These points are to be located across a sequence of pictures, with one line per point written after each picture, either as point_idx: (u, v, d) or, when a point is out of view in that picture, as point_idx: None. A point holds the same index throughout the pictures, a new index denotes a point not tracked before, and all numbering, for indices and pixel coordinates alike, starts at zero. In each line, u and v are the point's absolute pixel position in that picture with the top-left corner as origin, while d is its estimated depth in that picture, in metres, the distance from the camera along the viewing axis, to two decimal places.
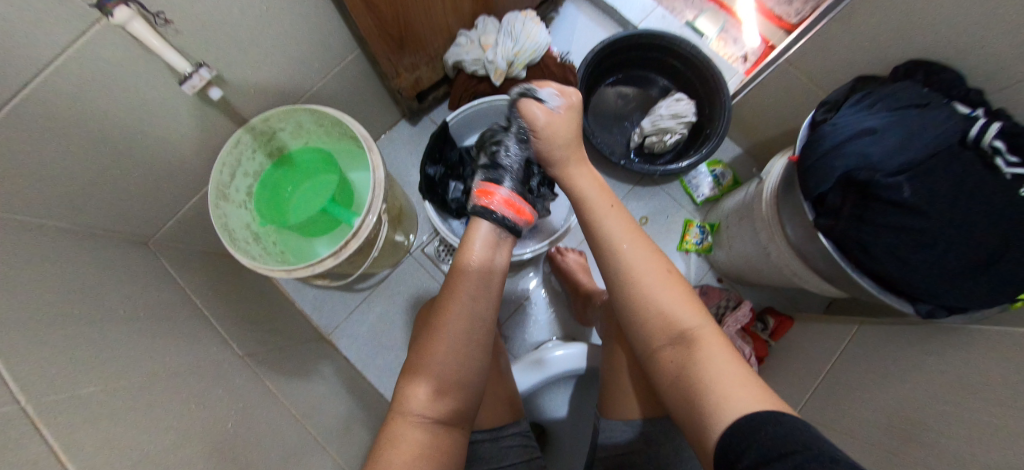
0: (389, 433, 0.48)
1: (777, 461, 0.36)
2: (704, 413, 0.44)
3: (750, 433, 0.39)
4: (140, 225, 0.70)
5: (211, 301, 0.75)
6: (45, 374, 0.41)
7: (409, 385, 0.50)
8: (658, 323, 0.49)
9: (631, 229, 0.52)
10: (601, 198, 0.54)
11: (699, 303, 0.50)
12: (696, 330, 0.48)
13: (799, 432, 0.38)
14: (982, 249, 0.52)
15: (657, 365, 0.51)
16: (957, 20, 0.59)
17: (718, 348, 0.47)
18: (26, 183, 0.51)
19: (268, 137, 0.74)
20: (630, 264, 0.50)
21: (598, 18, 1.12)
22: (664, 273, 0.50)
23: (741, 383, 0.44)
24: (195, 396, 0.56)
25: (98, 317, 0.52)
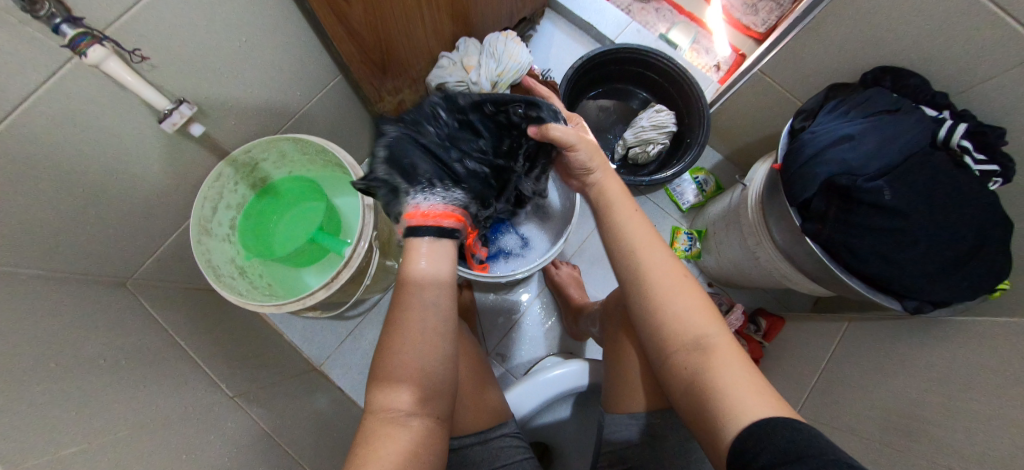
0: (370, 433, 0.46)
1: (795, 463, 0.36)
2: (718, 419, 0.44)
3: (766, 436, 0.39)
4: (119, 265, 0.67)
5: (197, 341, 0.72)
6: (27, 434, 0.38)
7: (387, 385, 0.48)
8: (672, 326, 0.48)
9: (650, 234, 0.52)
10: (624, 202, 0.54)
11: (714, 311, 0.49)
12: (711, 336, 0.47)
13: (811, 434, 0.39)
14: (962, 246, 0.55)
15: (665, 367, 0.50)
16: (917, 29, 0.62)
17: (731, 355, 0.46)
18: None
19: (251, 168, 0.72)
20: (640, 265, 0.50)
21: (575, 35, 1.14)
22: (677, 279, 0.49)
23: (755, 391, 0.44)
24: (187, 445, 0.53)
25: (80, 368, 0.50)
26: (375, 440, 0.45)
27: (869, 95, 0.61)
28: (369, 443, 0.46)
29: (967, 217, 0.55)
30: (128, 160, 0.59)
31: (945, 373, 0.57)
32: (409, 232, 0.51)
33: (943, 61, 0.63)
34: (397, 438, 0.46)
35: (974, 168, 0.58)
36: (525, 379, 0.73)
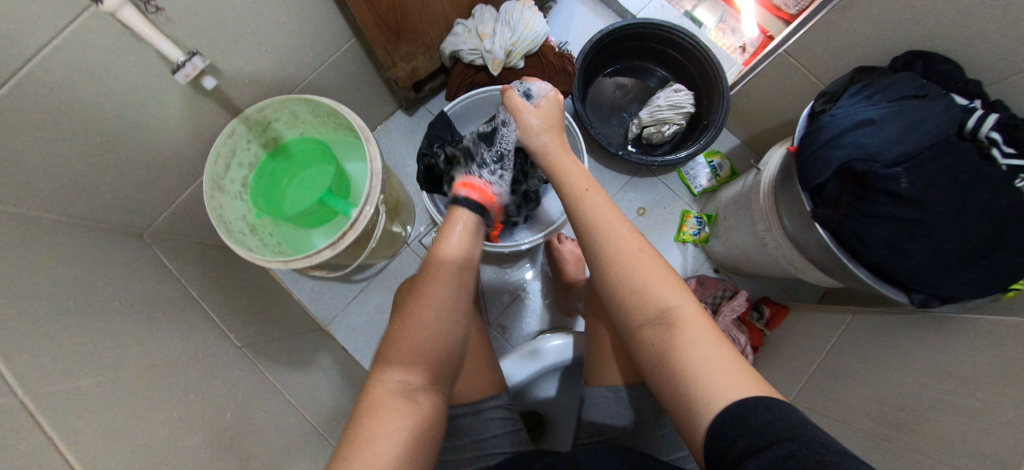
0: (370, 401, 0.46)
1: (769, 449, 0.36)
2: (689, 399, 0.44)
3: (739, 416, 0.39)
4: (135, 216, 0.69)
5: (209, 293, 0.75)
6: (44, 366, 0.41)
7: (394, 356, 0.49)
8: (636, 300, 0.49)
9: (612, 212, 0.53)
10: (579, 183, 0.56)
11: (681, 285, 0.50)
12: (677, 310, 0.48)
13: (789, 416, 0.38)
14: (978, 241, 0.53)
15: (637, 345, 0.50)
16: (958, 12, 0.59)
17: (702, 331, 0.46)
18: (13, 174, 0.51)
19: (264, 127, 0.73)
20: (601, 242, 0.51)
21: (597, 8, 1.11)
22: (637, 251, 0.51)
23: (725, 370, 0.43)
24: (197, 388, 0.56)
25: (94, 310, 0.52)
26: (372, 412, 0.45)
27: (896, 79, 0.58)
28: (370, 410, 0.46)
29: (987, 212, 0.53)
30: (144, 113, 0.60)
31: (948, 370, 0.56)
32: (455, 201, 0.56)
33: (983, 47, 0.59)
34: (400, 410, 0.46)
35: (1002, 162, 0.56)
36: (524, 348, 0.74)
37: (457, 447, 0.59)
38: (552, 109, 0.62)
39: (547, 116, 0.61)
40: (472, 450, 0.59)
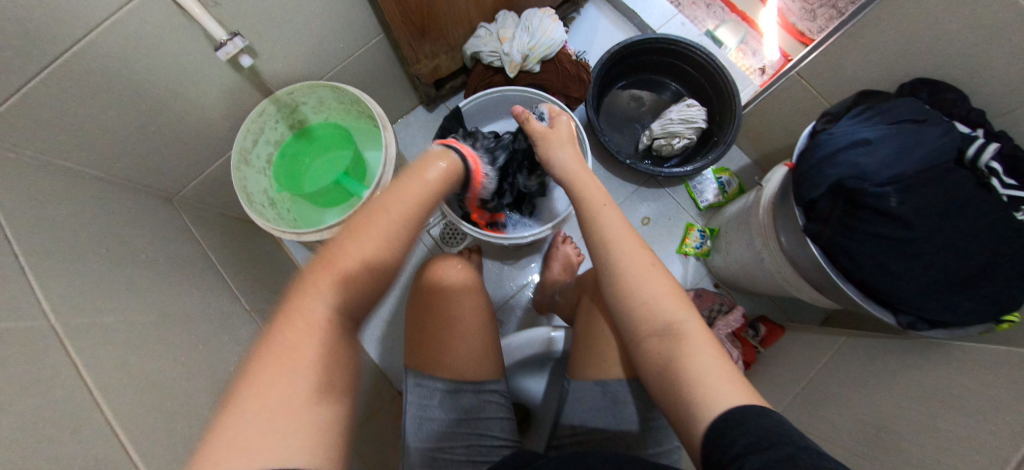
0: (259, 383, 0.34)
1: (768, 450, 0.37)
2: (692, 407, 0.44)
3: (740, 423, 0.40)
4: (167, 181, 0.75)
5: (225, 258, 0.80)
6: (73, 298, 0.45)
7: (297, 326, 0.38)
8: (644, 313, 0.50)
9: (623, 225, 0.55)
10: (596, 197, 0.58)
11: (687, 300, 0.51)
12: (683, 324, 0.49)
13: (784, 425, 0.39)
14: (963, 266, 0.54)
15: (642, 355, 0.51)
16: (966, 43, 0.60)
17: (706, 344, 0.47)
18: (60, 129, 0.57)
19: (291, 110, 0.78)
20: (614, 254, 0.53)
21: (619, 22, 1.14)
22: (646, 265, 0.52)
23: (727, 380, 0.45)
24: (205, 340, 0.61)
25: (121, 258, 0.57)
26: (286, 348, 0.36)
27: (896, 104, 0.60)
28: (258, 393, 0.34)
29: (974, 241, 0.55)
30: (185, 87, 0.66)
31: (932, 394, 0.56)
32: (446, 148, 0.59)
33: (990, 78, 0.60)
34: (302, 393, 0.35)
35: (1003, 192, 0.57)
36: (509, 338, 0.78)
37: (453, 422, 0.59)
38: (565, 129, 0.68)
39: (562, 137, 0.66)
40: (465, 428, 0.60)
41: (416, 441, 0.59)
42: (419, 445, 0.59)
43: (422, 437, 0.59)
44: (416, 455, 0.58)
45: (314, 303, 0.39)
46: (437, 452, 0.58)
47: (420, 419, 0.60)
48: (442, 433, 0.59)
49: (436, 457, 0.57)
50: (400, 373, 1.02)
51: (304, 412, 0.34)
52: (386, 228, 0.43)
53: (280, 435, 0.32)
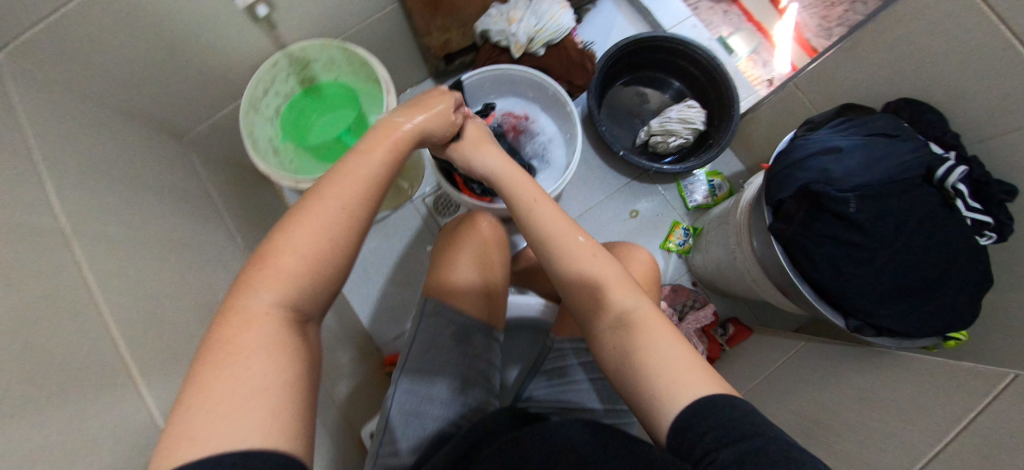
0: (225, 343, 0.34)
1: (741, 443, 0.36)
2: (653, 401, 0.43)
3: (707, 413, 0.39)
4: (179, 119, 0.80)
5: (225, 199, 0.85)
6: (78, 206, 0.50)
7: (251, 285, 0.37)
8: (597, 303, 0.52)
9: (560, 217, 0.56)
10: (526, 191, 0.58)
11: (635, 287, 0.53)
12: (632, 311, 0.50)
13: (750, 414, 0.38)
14: (913, 276, 0.57)
15: (602, 352, 0.51)
16: (952, 67, 0.62)
17: (658, 328, 0.48)
18: (83, 56, 0.61)
19: (303, 65, 0.83)
20: (558, 245, 0.54)
21: (633, 18, 1.17)
22: (587, 254, 0.54)
23: (687, 369, 0.44)
24: (197, 266, 0.65)
25: (126, 182, 0.62)
26: (225, 344, 0.33)
27: (877, 118, 0.62)
28: (222, 359, 0.33)
29: (930, 258, 0.57)
30: (204, 30, 0.70)
31: (868, 396, 0.59)
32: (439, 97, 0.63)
33: (970, 104, 0.62)
34: (270, 350, 0.34)
35: (966, 215, 0.58)
36: None
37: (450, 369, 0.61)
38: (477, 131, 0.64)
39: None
40: (461, 364, 0.62)
41: (411, 360, 0.61)
42: (413, 365, 0.60)
43: (419, 360, 0.61)
44: (407, 374, 0.60)
45: (254, 296, 0.36)
46: (428, 378, 0.59)
47: (425, 341, 0.62)
48: (438, 362, 0.61)
49: (425, 382, 0.59)
50: (381, 330, 1.07)
51: (261, 396, 0.32)
52: (328, 210, 0.41)
53: (229, 421, 0.29)
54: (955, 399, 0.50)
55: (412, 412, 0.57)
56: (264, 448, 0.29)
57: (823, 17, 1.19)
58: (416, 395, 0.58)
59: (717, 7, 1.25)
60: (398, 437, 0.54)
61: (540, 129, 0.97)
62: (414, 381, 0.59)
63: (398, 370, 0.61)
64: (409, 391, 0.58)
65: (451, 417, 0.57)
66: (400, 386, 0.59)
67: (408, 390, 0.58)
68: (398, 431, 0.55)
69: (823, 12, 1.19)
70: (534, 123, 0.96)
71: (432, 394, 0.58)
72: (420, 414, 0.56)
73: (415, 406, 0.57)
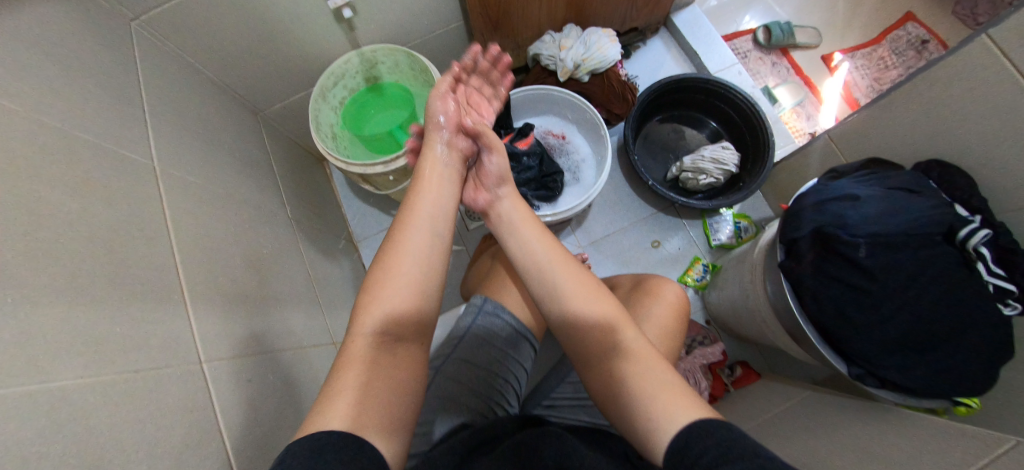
0: (342, 360, 0.43)
1: (735, 462, 0.34)
2: (649, 432, 0.42)
3: (702, 437, 0.38)
4: (259, 98, 0.92)
5: (283, 171, 0.95)
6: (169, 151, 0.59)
7: (359, 313, 0.45)
8: (593, 335, 0.50)
9: (556, 246, 0.56)
10: (528, 223, 0.58)
11: (626, 316, 0.51)
12: (629, 343, 0.49)
13: (744, 435, 0.37)
14: (925, 333, 0.57)
15: (599, 385, 0.50)
16: (985, 135, 0.63)
17: (652, 360, 0.47)
18: (195, 33, 0.73)
19: (371, 65, 0.93)
20: (551, 276, 0.53)
21: (680, 60, 1.22)
22: (584, 282, 0.53)
23: (680, 399, 0.43)
24: (250, 221, 0.74)
25: (207, 140, 0.72)
26: (346, 361, 0.43)
27: (901, 175, 0.65)
28: (339, 372, 0.42)
29: (943, 316, 0.56)
30: (295, 24, 0.81)
31: (864, 446, 0.58)
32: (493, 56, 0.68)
33: (999, 173, 0.62)
34: (365, 369, 0.42)
35: (988, 279, 0.58)
36: None
37: (483, 369, 0.64)
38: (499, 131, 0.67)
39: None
40: (505, 366, 0.66)
41: (463, 351, 0.66)
42: (464, 354, 0.65)
43: (471, 351, 0.65)
44: (457, 362, 0.64)
45: (362, 323, 0.45)
46: (475, 371, 0.64)
47: (480, 337, 0.67)
48: (487, 359, 0.65)
49: (472, 373, 0.63)
50: None
51: (348, 400, 0.39)
52: (409, 255, 0.48)
53: (337, 412, 0.38)
54: (947, 458, 0.49)
55: (454, 396, 0.60)
56: (344, 437, 0.36)
57: (874, 79, 1.22)
58: (461, 383, 0.62)
59: (766, 58, 1.28)
60: (434, 418, 0.57)
61: (575, 148, 1.03)
62: (462, 370, 0.64)
63: (449, 356, 0.66)
64: (455, 377, 0.63)
65: (486, 411, 0.61)
66: (448, 371, 0.63)
67: (455, 376, 0.63)
68: (436, 412, 0.58)
69: (874, 74, 1.22)
70: (569, 142, 1.04)
71: (474, 385, 0.62)
72: (461, 401, 0.60)
73: (458, 392, 0.61)
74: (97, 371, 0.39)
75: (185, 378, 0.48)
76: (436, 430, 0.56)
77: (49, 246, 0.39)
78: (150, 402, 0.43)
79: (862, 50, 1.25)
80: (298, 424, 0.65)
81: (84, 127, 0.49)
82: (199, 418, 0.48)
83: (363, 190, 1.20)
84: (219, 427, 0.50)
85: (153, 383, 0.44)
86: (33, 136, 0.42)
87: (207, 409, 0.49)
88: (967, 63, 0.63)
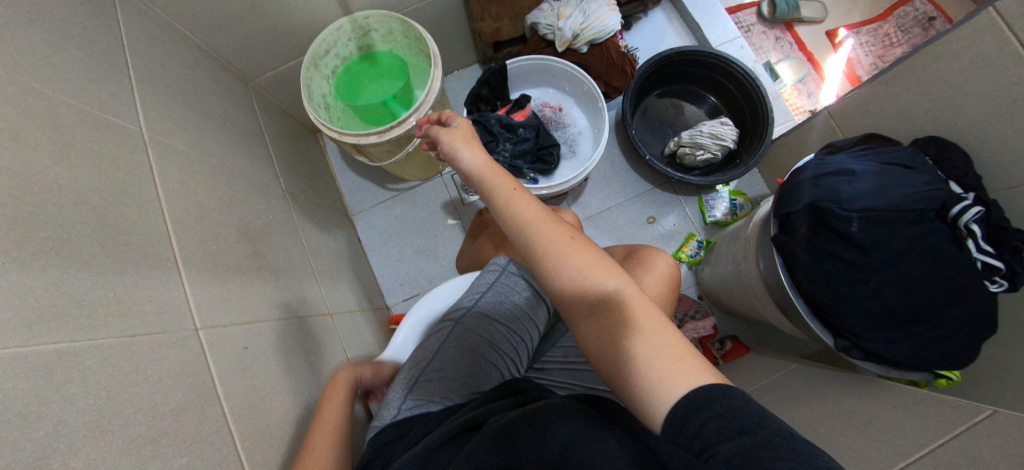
0: None
1: (743, 434, 0.33)
2: (642, 395, 0.40)
3: (706, 403, 0.36)
4: (248, 67, 0.90)
5: (276, 142, 0.94)
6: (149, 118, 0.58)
7: None
8: (579, 293, 0.47)
9: (534, 204, 0.51)
10: (502, 181, 0.53)
11: (616, 267, 0.47)
12: (617, 300, 0.45)
13: (749, 403, 0.35)
14: (912, 306, 0.58)
15: (590, 346, 0.47)
16: (984, 111, 0.62)
17: (645, 317, 0.44)
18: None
19: (364, 33, 0.90)
20: (534, 233, 0.49)
21: (681, 32, 1.20)
22: (566, 238, 0.48)
23: (678, 357, 0.40)
24: (243, 192, 0.73)
25: (196, 109, 0.71)
26: None
27: (898, 150, 0.65)
28: None
29: (930, 291, 0.57)
30: None
31: (848, 414, 0.59)
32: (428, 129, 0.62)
33: (997, 149, 0.62)
34: None
35: (976, 256, 0.58)
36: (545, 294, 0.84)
37: (495, 326, 0.66)
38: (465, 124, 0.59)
39: (455, 134, 0.58)
40: (521, 325, 0.68)
41: (483, 306, 0.67)
42: (483, 309, 0.67)
43: (491, 307, 0.68)
44: (477, 315, 0.66)
45: None
46: (493, 324, 0.66)
47: (501, 295, 0.69)
48: (506, 315, 0.67)
49: (490, 326, 0.65)
50: (394, 289, 1.15)
51: None
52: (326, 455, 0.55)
53: None
54: (930, 425, 0.51)
55: (470, 347, 0.62)
56: None
57: (878, 56, 1.20)
58: (479, 335, 0.64)
59: (770, 32, 1.26)
60: (450, 366, 0.60)
61: (572, 121, 1.02)
62: (482, 322, 0.66)
63: (469, 309, 0.67)
64: (473, 329, 0.65)
65: (500, 363, 0.63)
66: (468, 323, 0.65)
67: (473, 329, 0.65)
68: (453, 361, 0.61)
69: (879, 51, 1.20)
70: (566, 114, 1.02)
71: (492, 338, 0.64)
72: (479, 352, 0.62)
73: (475, 344, 0.63)
74: (91, 335, 0.39)
75: (181, 343, 0.49)
76: (453, 378, 0.59)
77: (38, 211, 0.39)
78: (147, 366, 0.44)
79: (868, 25, 1.22)
80: (295, 391, 0.66)
81: (70, 92, 0.48)
82: (196, 383, 0.48)
83: (358, 163, 1.19)
84: (217, 392, 0.51)
85: (149, 348, 0.45)
86: (18, 98, 0.41)
87: (204, 374, 0.50)
88: (972, 37, 0.62)
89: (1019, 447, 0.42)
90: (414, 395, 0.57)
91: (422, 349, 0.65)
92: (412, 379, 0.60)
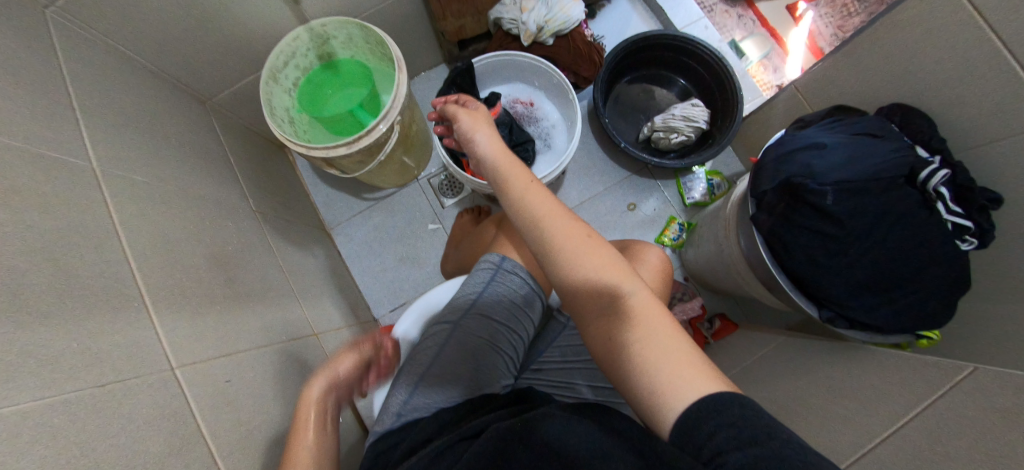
0: None
1: (755, 445, 0.33)
2: (653, 400, 0.39)
3: (717, 412, 0.35)
4: (203, 86, 0.86)
5: (241, 162, 0.90)
6: (97, 152, 0.55)
7: None
8: (591, 292, 0.46)
9: (548, 198, 0.50)
10: (519, 175, 0.52)
11: (628, 268, 0.47)
12: (628, 300, 0.45)
13: (760, 413, 0.35)
14: (891, 273, 0.59)
15: (596, 346, 0.46)
16: (942, 75, 0.64)
17: (654, 318, 0.43)
18: (119, 20, 0.67)
19: (322, 41, 0.87)
20: (547, 229, 0.48)
21: (646, 16, 1.20)
22: (581, 235, 0.48)
23: (688, 362, 0.40)
24: (211, 218, 0.70)
25: (150, 136, 0.67)
26: None
27: (865, 120, 0.66)
28: None
29: (906, 256, 0.59)
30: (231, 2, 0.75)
31: (837, 383, 0.61)
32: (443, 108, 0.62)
33: (956, 111, 0.64)
34: None
35: (945, 218, 0.59)
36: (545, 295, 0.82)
37: (495, 328, 0.64)
38: (481, 114, 0.60)
39: (475, 117, 0.58)
40: (518, 324, 0.67)
41: (483, 305, 0.65)
42: (483, 310, 0.65)
43: (490, 307, 0.65)
44: (476, 315, 0.64)
45: None
46: (492, 323, 0.64)
47: (500, 293, 0.67)
48: (507, 313, 0.66)
49: (490, 326, 0.64)
50: (381, 299, 1.13)
51: None
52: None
53: None
54: (914, 386, 0.52)
55: (471, 349, 0.61)
56: None
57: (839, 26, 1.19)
58: (480, 336, 0.63)
59: (732, 11, 1.26)
60: (452, 370, 0.59)
61: (544, 115, 1.02)
62: (484, 321, 0.64)
63: (468, 308, 0.65)
64: (473, 331, 0.63)
65: (499, 362, 0.62)
66: (468, 324, 0.63)
67: (474, 329, 0.63)
68: (453, 363, 0.60)
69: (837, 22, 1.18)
70: (538, 109, 1.02)
71: (492, 338, 0.63)
72: (479, 352, 0.61)
73: (477, 345, 0.62)
74: (55, 390, 0.37)
75: (156, 386, 0.46)
76: (455, 378, 0.58)
77: None
78: (120, 416, 0.41)
79: None
80: (285, 418, 0.64)
81: (8, 131, 0.44)
82: (176, 425, 0.46)
83: (330, 175, 1.16)
84: (200, 431, 0.49)
85: (124, 394, 0.43)
86: None
87: (184, 416, 0.48)
88: (925, 3, 0.63)
89: (1000, 400, 0.43)
90: (417, 398, 0.57)
91: (422, 352, 0.63)
92: (413, 381, 0.59)
